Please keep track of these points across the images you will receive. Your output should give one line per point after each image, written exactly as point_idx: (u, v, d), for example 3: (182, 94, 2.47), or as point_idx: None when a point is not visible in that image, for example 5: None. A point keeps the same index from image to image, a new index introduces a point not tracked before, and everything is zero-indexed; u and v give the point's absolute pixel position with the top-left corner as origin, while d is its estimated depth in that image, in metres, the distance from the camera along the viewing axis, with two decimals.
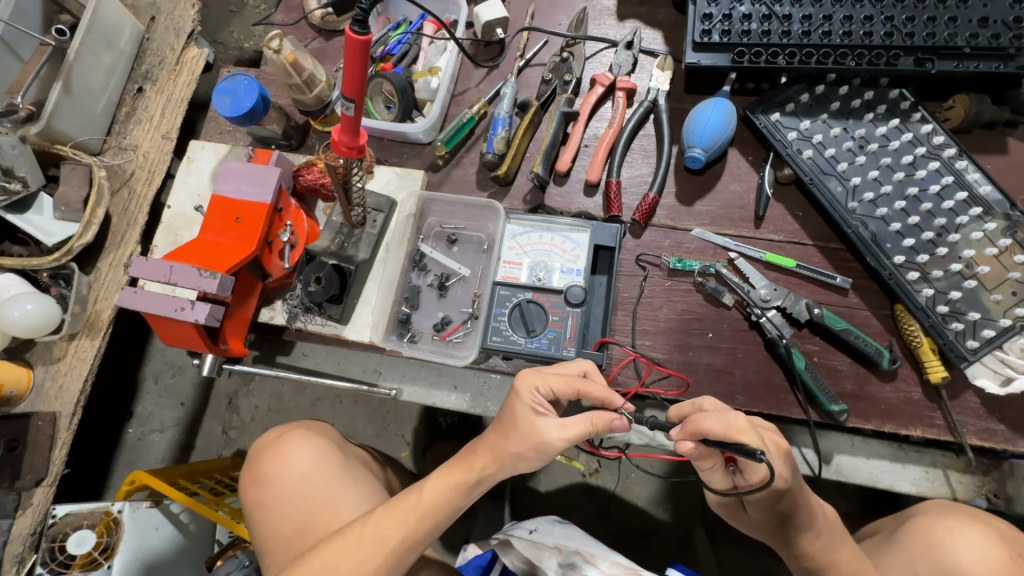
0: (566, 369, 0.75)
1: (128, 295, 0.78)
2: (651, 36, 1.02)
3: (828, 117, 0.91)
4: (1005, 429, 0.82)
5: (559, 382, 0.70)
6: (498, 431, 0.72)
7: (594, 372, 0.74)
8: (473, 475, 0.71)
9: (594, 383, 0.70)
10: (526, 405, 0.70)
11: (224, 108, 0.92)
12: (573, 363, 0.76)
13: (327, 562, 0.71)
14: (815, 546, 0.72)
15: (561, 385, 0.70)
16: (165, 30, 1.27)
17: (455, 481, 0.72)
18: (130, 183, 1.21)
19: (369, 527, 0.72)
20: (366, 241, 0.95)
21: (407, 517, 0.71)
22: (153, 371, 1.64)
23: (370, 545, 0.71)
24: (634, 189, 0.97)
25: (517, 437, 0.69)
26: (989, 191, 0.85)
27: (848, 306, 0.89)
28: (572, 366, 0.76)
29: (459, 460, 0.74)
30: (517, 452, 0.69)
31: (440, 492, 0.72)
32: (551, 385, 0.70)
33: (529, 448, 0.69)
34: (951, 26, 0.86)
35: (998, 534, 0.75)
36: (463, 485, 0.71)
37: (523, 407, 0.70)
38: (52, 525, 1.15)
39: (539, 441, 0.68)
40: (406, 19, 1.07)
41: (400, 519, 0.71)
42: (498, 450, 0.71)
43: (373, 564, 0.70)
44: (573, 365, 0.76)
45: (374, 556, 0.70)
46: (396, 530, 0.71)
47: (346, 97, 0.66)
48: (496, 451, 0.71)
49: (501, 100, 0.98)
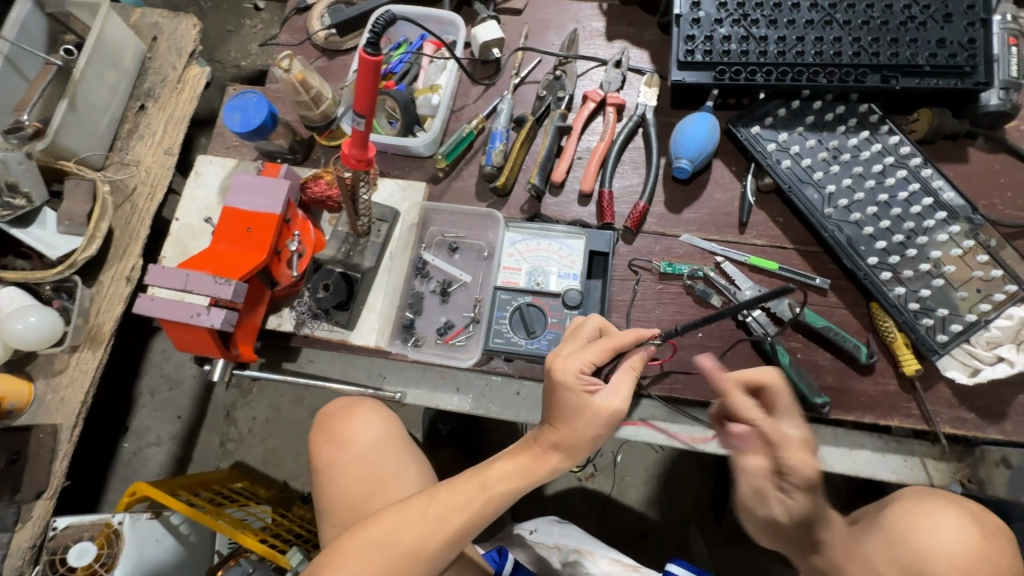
0: (585, 333, 0.78)
1: (145, 303, 0.82)
2: (638, 55, 1.09)
3: (804, 130, 0.98)
4: (975, 417, 0.88)
5: (589, 352, 0.73)
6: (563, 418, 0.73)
7: (607, 326, 0.80)
8: (538, 453, 0.74)
9: (615, 335, 0.75)
10: (577, 387, 0.71)
11: (234, 124, 0.97)
12: (585, 323, 0.80)
13: (386, 533, 0.72)
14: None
15: (594, 354, 0.73)
16: (168, 49, 1.31)
17: (524, 460, 0.75)
18: (133, 198, 1.24)
19: (432, 500, 0.73)
20: (371, 249, 1.00)
21: (471, 494, 0.72)
22: (150, 385, 1.65)
23: (431, 523, 0.71)
24: (625, 198, 1.03)
25: (581, 419, 0.71)
26: (952, 196, 0.92)
27: (828, 306, 0.95)
28: (584, 326, 0.80)
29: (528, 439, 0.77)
30: (588, 431, 0.72)
31: (507, 473, 0.74)
32: (585, 359, 0.72)
33: (601, 424, 0.72)
34: (913, 46, 0.94)
35: (970, 514, 0.80)
36: (529, 465, 0.74)
37: (573, 392, 0.71)
38: (52, 537, 1.14)
39: (608, 416, 0.71)
40: (406, 40, 1.13)
41: (465, 496, 0.72)
42: (569, 427, 0.72)
43: (431, 545, 0.71)
44: (586, 326, 0.79)
45: (433, 535, 0.71)
46: (458, 510, 0.72)
47: (358, 113, 0.71)
48: (567, 429, 0.72)
49: (499, 116, 1.04)
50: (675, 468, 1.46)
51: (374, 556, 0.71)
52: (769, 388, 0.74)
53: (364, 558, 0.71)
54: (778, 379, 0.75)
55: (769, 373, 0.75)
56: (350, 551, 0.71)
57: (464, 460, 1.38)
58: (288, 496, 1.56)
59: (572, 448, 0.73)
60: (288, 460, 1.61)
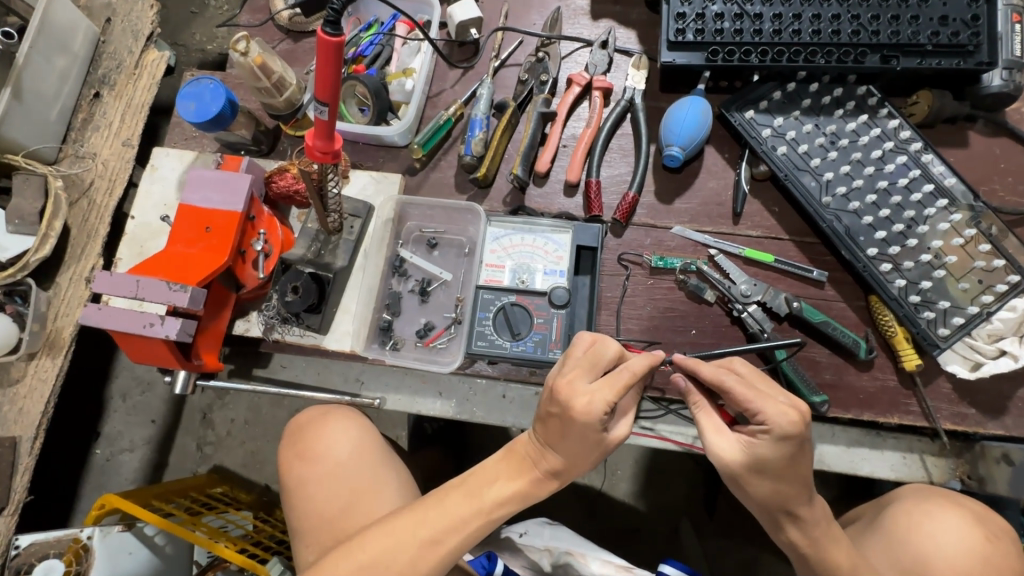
0: (601, 359, 0.67)
1: (93, 313, 0.75)
2: (625, 36, 1.02)
3: (800, 114, 0.93)
4: (975, 412, 0.86)
5: (611, 392, 0.63)
6: (563, 455, 0.67)
7: (625, 351, 0.70)
8: (538, 472, 0.69)
9: (634, 366, 0.65)
10: (594, 426, 0.64)
11: (189, 113, 0.89)
12: (605, 346, 0.68)
13: (373, 556, 0.66)
14: (837, 553, 0.67)
15: (615, 394, 0.64)
16: (123, 32, 1.20)
17: (521, 475, 0.70)
18: (89, 194, 1.14)
19: (425, 520, 0.67)
20: (344, 248, 0.93)
21: (466, 514, 0.67)
22: (121, 389, 1.57)
23: (424, 545, 0.66)
24: (613, 188, 0.97)
25: (591, 452, 0.68)
26: (953, 183, 0.88)
27: (825, 299, 0.91)
28: (602, 349, 0.68)
29: (524, 451, 0.71)
30: (593, 459, 0.69)
31: (503, 492, 0.68)
32: (607, 401, 0.63)
33: (603, 454, 0.70)
34: (914, 24, 0.89)
35: (974, 515, 0.77)
36: (527, 480, 0.69)
37: (588, 429, 0.64)
38: (14, 557, 1.05)
39: (614, 446, 0.70)
40: (377, 20, 1.05)
41: (459, 516, 0.67)
42: (575, 451, 0.67)
43: (423, 568, 0.66)
44: (605, 349, 0.68)
45: (425, 557, 0.66)
46: (453, 531, 0.66)
47: (320, 100, 0.64)
48: (573, 453, 0.67)
49: (478, 102, 0.97)
50: (666, 465, 1.43)
51: None
52: (727, 392, 0.65)
53: None
54: (735, 382, 0.65)
55: (724, 376, 0.65)
56: None
57: (450, 462, 1.33)
58: (270, 500, 1.51)
59: (574, 470, 0.69)
60: (268, 464, 1.54)
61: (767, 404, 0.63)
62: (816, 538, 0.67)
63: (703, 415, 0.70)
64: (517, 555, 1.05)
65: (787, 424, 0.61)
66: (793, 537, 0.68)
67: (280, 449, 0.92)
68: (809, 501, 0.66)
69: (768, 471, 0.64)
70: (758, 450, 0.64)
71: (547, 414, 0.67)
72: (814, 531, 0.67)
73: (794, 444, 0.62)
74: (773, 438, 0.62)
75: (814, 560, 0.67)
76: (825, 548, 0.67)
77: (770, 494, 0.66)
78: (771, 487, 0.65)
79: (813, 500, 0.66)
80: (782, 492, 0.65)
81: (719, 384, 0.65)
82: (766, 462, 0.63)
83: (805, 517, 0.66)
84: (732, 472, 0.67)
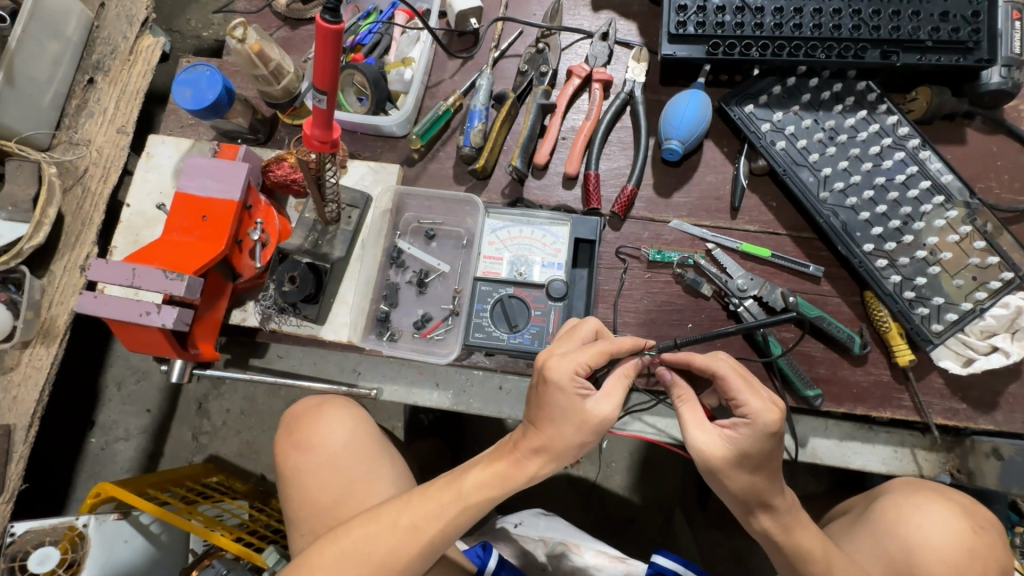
0: (580, 337, 0.71)
1: (87, 300, 0.75)
2: (626, 28, 1.02)
3: (799, 109, 0.93)
4: (966, 407, 0.87)
5: (586, 355, 0.66)
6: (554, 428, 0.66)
7: (604, 329, 0.74)
8: (518, 453, 0.68)
9: (614, 339, 0.69)
10: (569, 391, 0.66)
11: (185, 101, 0.88)
12: (583, 324, 0.73)
13: (357, 542, 0.66)
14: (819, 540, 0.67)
15: (589, 357, 0.66)
16: (117, 17, 1.17)
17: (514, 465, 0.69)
18: (83, 180, 1.13)
19: (407, 507, 0.68)
20: (341, 238, 0.93)
21: (447, 502, 0.67)
22: (117, 377, 1.56)
23: (406, 530, 0.66)
24: (611, 181, 0.97)
25: (578, 432, 0.66)
26: (950, 179, 0.89)
27: (820, 294, 0.91)
28: (581, 327, 0.73)
29: (507, 439, 0.71)
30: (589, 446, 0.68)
31: (484, 482, 0.68)
32: (580, 361, 0.66)
33: (592, 434, 0.66)
34: (915, 19, 0.89)
35: (960, 506, 0.78)
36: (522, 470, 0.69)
37: (564, 396, 0.66)
38: (9, 544, 1.04)
39: (602, 425, 0.66)
40: (377, 8, 1.04)
41: (441, 503, 0.67)
42: (568, 434, 0.66)
43: (404, 555, 0.66)
44: (584, 326, 0.73)
45: (407, 544, 0.66)
46: (435, 518, 0.67)
47: (318, 89, 0.63)
48: (565, 434, 0.66)
49: (477, 93, 0.97)
50: (661, 456, 1.44)
51: (343, 571, 0.65)
52: (720, 380, 0.66)
53: (333, 569, 0.65)
54: (729, 371, 0.66)
55: (719, 363, 0.66)
56: (319, 564, 0.65)
57: (445, 452, 1.34)
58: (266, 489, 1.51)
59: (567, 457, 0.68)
60: (264, 454, 1.54)
61: (754, 398, 0.64)
62: (789, 525, 0.67)
63: (686, 409, 0.68)
64: (511, 545, 1.07)
65: (771, 419, 0.63)
66: (797, 529, 0.67)
67: (275, 438, 0.92)
68: (780, 490, 0.66)
69: (750, 464, 0.64)
70: (739, 443, 0.64)
71: (531, 389, 0.69)
72: (782, 516, 0.67)
73: (775, 440, 0.63)
74: (756, 431, 0.63)
75: (818, 551, 0.67)
76: (813, 537, 0.67)
77: (764, 483, 0.65)
78: (748, 481, 0.65)
79: (781, 489, 0.67)
80: (756, 485, 0.65)
81: (713, 372, 0.66)
82: (748, 455, 0.63)
83: (777, 506, 0.66)
84: (710, 467, 0.66)
